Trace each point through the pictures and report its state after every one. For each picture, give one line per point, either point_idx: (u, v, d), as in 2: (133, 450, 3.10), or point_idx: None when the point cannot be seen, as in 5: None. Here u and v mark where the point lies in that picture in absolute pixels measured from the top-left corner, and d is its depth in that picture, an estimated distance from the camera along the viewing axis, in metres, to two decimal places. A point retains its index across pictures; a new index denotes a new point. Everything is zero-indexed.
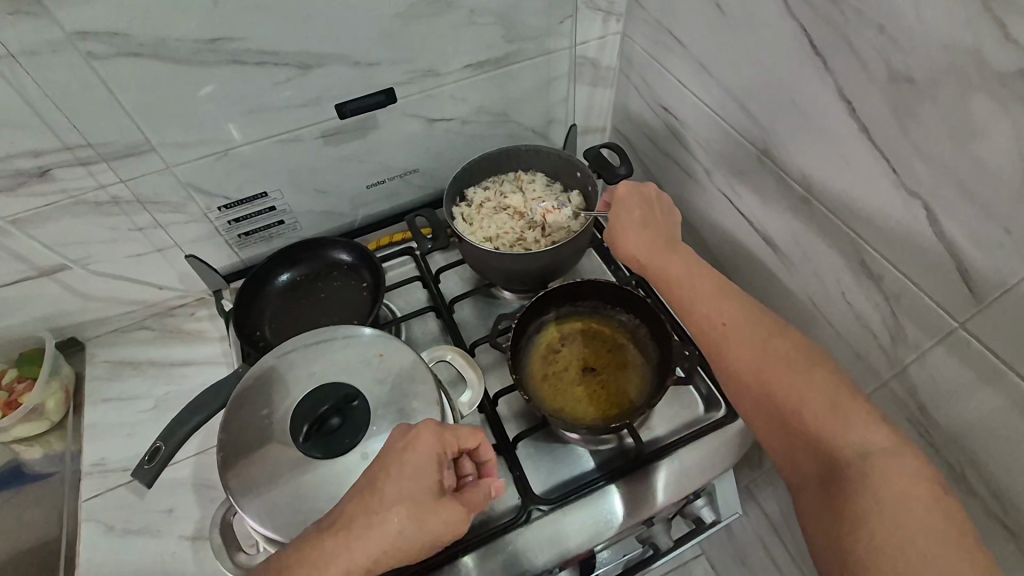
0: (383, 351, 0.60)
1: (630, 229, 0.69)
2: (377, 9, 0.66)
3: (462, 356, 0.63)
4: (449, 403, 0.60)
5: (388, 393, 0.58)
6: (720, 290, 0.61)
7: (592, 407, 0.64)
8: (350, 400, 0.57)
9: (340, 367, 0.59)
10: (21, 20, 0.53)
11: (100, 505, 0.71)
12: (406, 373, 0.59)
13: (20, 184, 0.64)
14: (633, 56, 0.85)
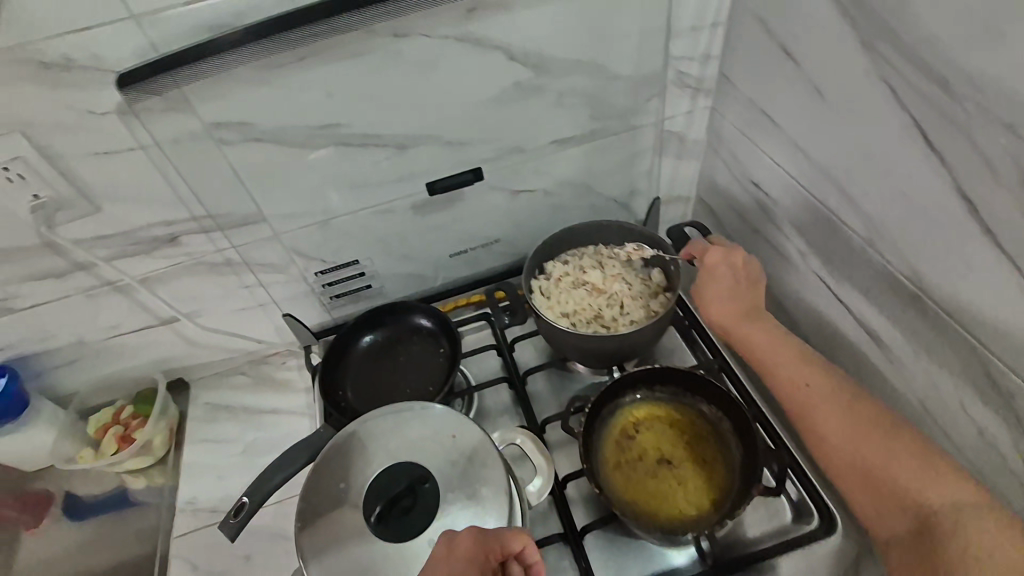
0: (457, 432, 0.61)
1: (715, 292, 0.71)
2: (472, 95, 0.70)
3: (534, 442, 0.62)
4: (517, 491, 0.59)
5: (460, 475, 0.58)
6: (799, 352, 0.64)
7: (669, 503, 0.60)
8: (423, 482, 0.57)
9: (416, 444, 0.60)
10: (172, 114, 0.61)
11: (188, 544, 0.76)
12: (477, 457, 0.59)
13: (154, 248, 0.73)
14: (722, 131, 0.83)
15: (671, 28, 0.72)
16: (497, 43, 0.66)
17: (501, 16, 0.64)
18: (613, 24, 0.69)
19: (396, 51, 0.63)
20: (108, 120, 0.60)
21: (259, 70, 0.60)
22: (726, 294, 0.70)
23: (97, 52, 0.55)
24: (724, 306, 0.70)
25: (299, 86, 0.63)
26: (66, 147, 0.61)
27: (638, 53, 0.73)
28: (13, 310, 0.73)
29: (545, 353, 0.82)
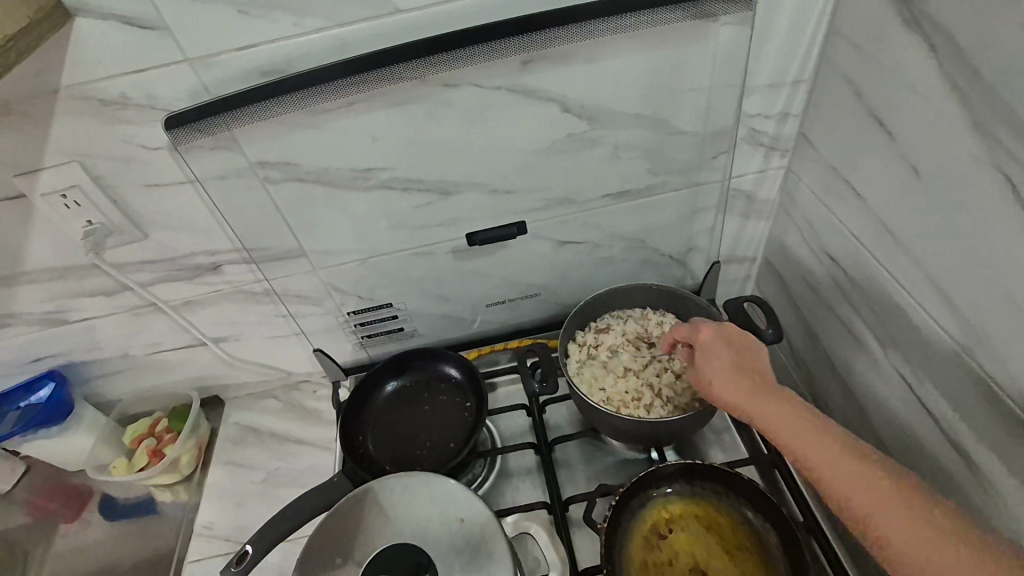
0: (466, 516, 0.56)
1: (712, 367, 0.58)
2: (521, 144, 0.67)
3: (548, 535, 0.58)
4: None
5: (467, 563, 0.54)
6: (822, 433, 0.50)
7: None
8: (422, 570, 0.53)
9: (424, 521, 0.56)
10: (219, 152, 0.61)
11: (200, 571, 0.77)
12: (485, 546, 0.54)
13: (197, 275, 0.74)
14: (797, 195, 0.75)
15: (745, 84, 0.66)
16: (552, 94, 0.63)
17: (557, 67, 0.60)
18: (679, 79, 0.64)
19: (444, 99, 0.61)
20: (159, 155, 0.61)
21: (305, 114, 0.59)
22: (726, 368, 0.57)
23: (151, 92, 0.56)
24: (721, 378, 0.57)
25: (344, 129, 0.62)
26: (119, 178, 0.62)
27: (706, 109, 0.67)
28: (65, 322, 0.77)
29: (577, 419, 0.76)
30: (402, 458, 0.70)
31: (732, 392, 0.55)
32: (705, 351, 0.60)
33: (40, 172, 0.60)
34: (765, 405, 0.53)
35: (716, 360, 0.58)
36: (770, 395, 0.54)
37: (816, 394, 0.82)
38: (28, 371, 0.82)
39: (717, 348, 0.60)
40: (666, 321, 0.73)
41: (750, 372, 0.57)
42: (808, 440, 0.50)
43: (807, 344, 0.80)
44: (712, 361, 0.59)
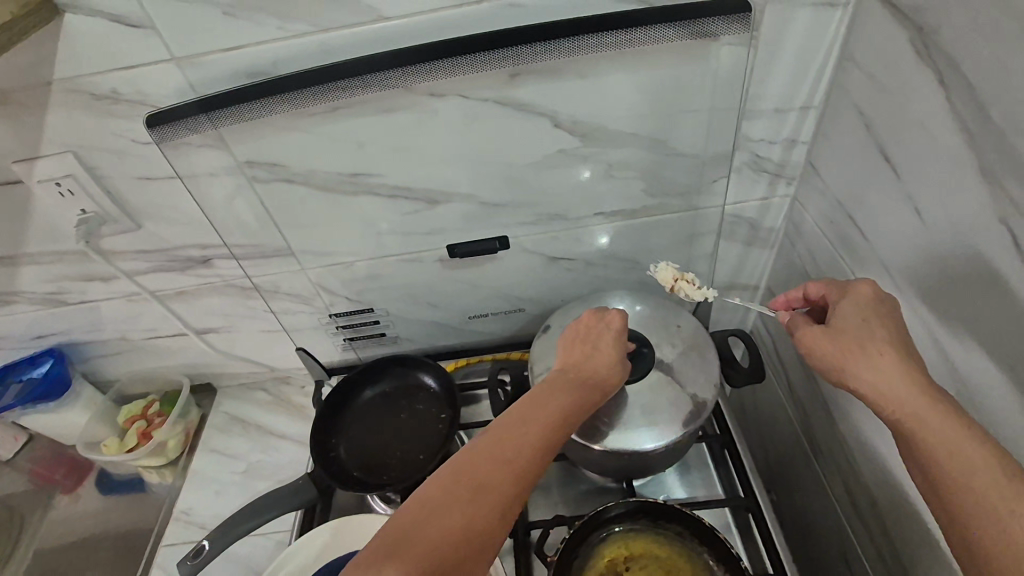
0: (682, 323, 0.68)
1: (843, 316, 0.51)
2: (509, 158, 0.65)
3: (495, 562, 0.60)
4: None
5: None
6: (914, 373, 0.45)
7: None
8: (641, 346, 0.64)
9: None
10: (208, 149, 0.62)
11: (173, 555, 0.78)
12: (697, 344, 0.65)
13: (189, 267, 0.75)
14: (802, 226, 0.71)
15: (748, 108, 0.63)
16: (542, 109, 0.61)
17: (547, 81, 0.58)
18: (676, 99, 0.61)
19: (430, 108, 0.60)
20: (149, 150, 0.62)
21: (289, 117, 0.59)
22: (863, 323, 0.49)
23: (141, 89, 0.57)
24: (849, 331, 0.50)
25: (329, 133, 0.61)
26: (111, 170, 0.63)
27: (707, 131, 0.64)
28: (66, 304, 0.79)
29: None
30: (371, 466, 0.70)
31: (858, 351, 0.48)
32: (847, 304, 0.52)
33: (37, 160, 0.61)
34: (866, 349, 0.48)
35: (858, 317, 0.50)
36: (908, 355, 0.47)
37: (810, 436, 0.77)
38: (30, 346, 0.85)
39: (871, 303, 0.51)
40: (682, 278, 0.73)
41: (912, 351, 0.47)
42: (901, 389, 0.45)
43: (803, 382, 0.76)
44: (851, 320, 0.50)
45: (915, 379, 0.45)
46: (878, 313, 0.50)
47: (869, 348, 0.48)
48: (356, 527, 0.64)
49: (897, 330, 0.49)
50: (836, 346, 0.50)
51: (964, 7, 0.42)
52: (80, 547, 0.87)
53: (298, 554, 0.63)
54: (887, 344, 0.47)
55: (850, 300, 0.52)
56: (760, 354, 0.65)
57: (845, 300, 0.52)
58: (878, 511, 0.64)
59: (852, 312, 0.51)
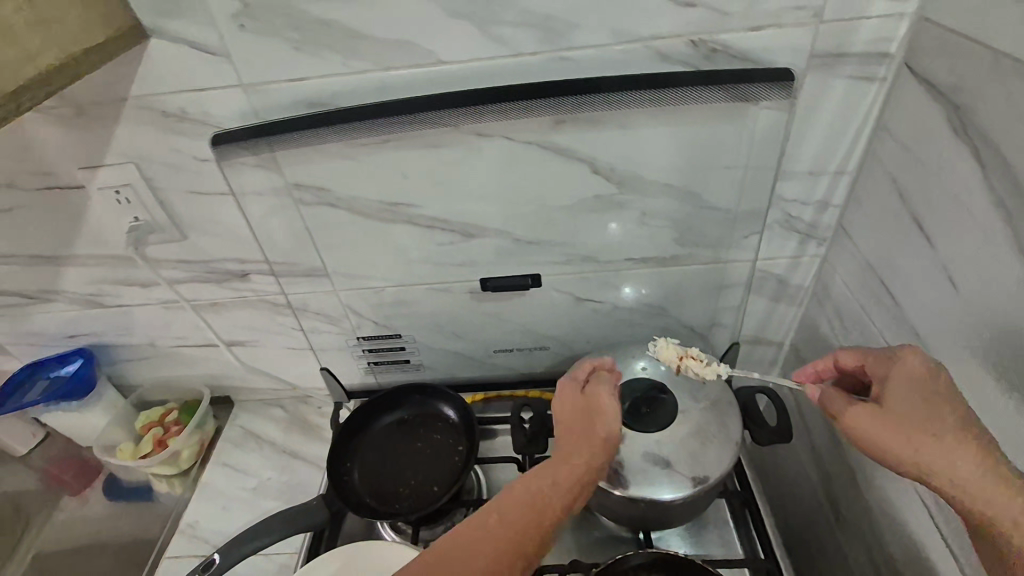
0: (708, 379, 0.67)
1: (893, 392, 0.50)
2: (546, 199, 0.67)
3: None
4: None
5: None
6: (981, 455, 0.43)
7: None
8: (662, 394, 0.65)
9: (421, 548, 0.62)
10: (261, 171, 0.65)
11: (176, 568, 0.77)
12: (724, 401, 0.65)
13: (226, 280, 0.78)
14: (831, 286, 0.71)
15: (782, 169, 0.64)
16: (582, 155, 0.63)
17: (589, 130, 0.61)
18: (712, 156, 0.63)
19: (476, 147, 0.63)
20: (206, 166, 0.65)
21: (341, 146, 0.62)
22: (921, 403, 0.47)
23: (207, 110, 0.60)
24: (903, 413, 0.48)
25: (377, 163, 0.64)
26: (167, 183, 0.66)
27: (740, 188, 0.65)
28: (103, 306, 0.81)
29: None
30: (384, 493, 0.69)
31: (917, 437, 0.46)
32: (898, 382, 0.50)
33: (100, 168, 0.65)
34: (924, 435, 0.46)
35: (911, 395, 0.48)
36: (974, 432, 0.45)
37: (832, 502, 0.76)
38: (62, 345, 0.87)
39: (925, 377, 0.49)
40: (686, 357, 0.66)
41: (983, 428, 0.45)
42: (972, 476, 0.43)
43: (825, 444, 0.75)
44: (908, 400, 0.48)
45: (988, 463, 0.43)
46: (929, 386, 0.48)
47: (930, 433, 0.46)
48: (376, 549, 0.63)
49: (959, 403, 0.47)
50: (893, 430, 0.48)
51: (1002, 92, 0.43)
52: (88, 550, 0.88)
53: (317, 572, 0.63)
54: (947, 425, 0.45)
55: (899, 376, 0.50)
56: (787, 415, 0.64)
57: (894, 378, 0.50)
58: None
59: (906, 392, 0.49)
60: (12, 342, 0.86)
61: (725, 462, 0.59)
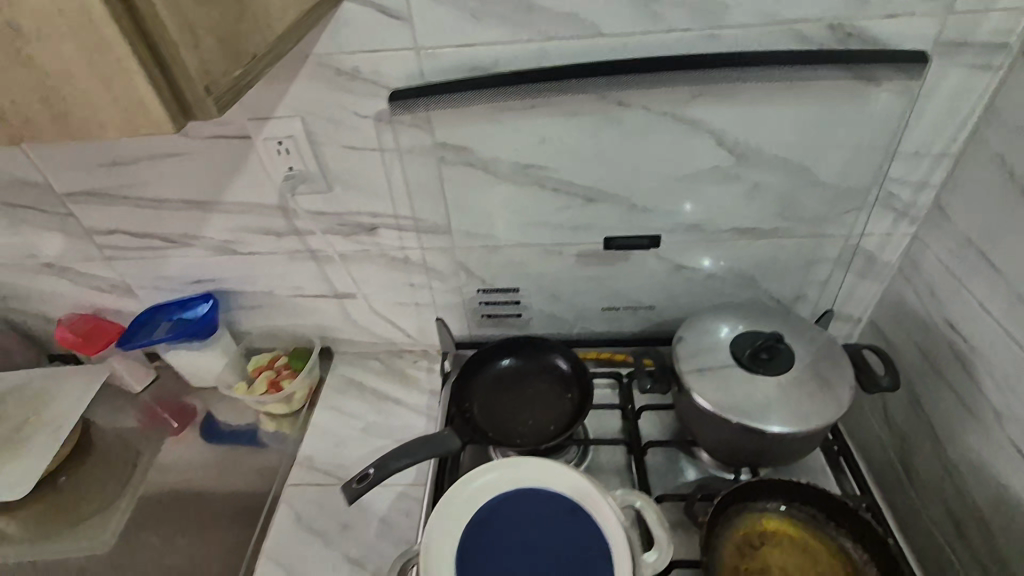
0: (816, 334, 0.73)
1: None
2: (668, 168, 0.73)
3: (656, 514, 0.57)
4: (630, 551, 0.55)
5: (606, 519, 0.57)
6: None
7: None
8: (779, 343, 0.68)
9: (578, 476, 0.60)
10: (413, 129, 0.71)
11: (298, 495, 0.84)
12: (835, 354, 0.70)
13: (355, 233, 0.84)
14: (922, 262, 0.77)
15: (892, 151, 0.70)
16: (711, 127, 0.69)
17: (722, 104, 0.67)
18: (828, 133, 0.69)
19: (616, 116, 0.69)
20: (364, 123, 0.71)
21: (493, 109, 0.69)
22: None
23: (379, 69, 0.66)
24: None
25: (522, 127, 0.70)
26: (325, 137, 0.73)
27: (850, 165, 0.72)
28: (234, 253, 0.88)
29: (671, 431, 0.81)
30: (504, 430, 0.76)
31: None
32: None
33: (268, 120, 0.71)
34: None
35: None
36: None
37: (908, 466, 0.82)
38: (188, 290, 0.93)
39: None
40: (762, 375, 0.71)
41: None
42: None
43: (906, 412, 0.82)
44: None
45: None
46: None
47: None
48: (526, 470, 0.62)
49: None
50: None
51: None
52: (198, 486, 0.91)
53: (464, 488, 0.61)
54: None
55: None
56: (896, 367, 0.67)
57: None
58: (989, 530, 0.68)
59: None
60: (142, 284, 0.93)
61: (840, 406, 0.65)
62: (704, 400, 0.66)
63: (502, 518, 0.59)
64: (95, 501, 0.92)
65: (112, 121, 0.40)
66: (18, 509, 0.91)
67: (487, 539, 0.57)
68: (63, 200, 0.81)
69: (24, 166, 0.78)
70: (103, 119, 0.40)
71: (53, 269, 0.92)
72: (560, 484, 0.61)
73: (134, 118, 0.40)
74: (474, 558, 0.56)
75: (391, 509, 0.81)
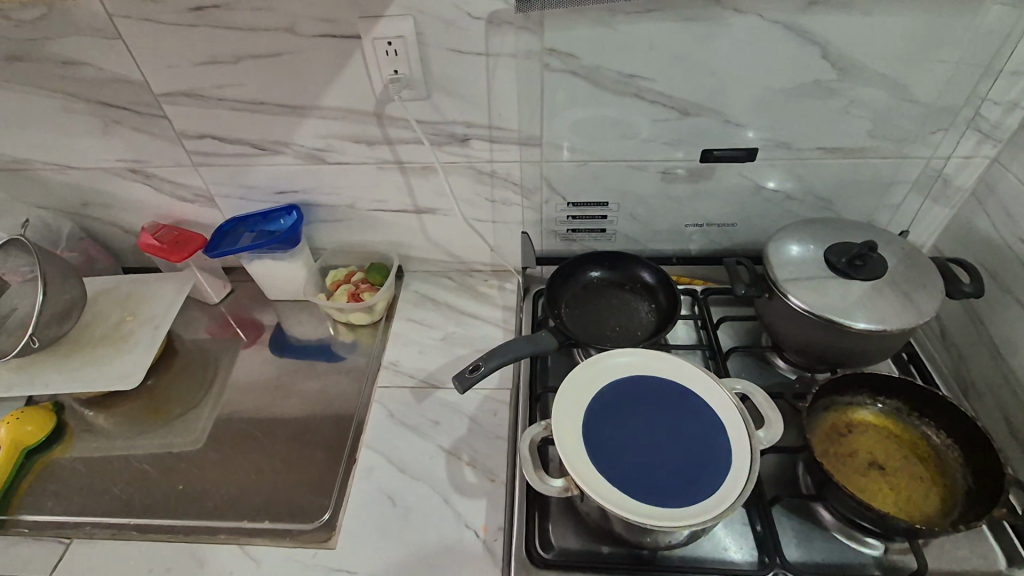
0: (905, 246, 0.76)
1: None
2: (770, 80, 0.75)
3: (764, 395, 0.62)
4: (746, 426, 0.59)
5: (717, 399, 0.62)
6: None
7: (886, 500, 0.61)
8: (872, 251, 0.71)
9: (684, 365, 0.65)
10: (523, 33, 0.72)
11: (388, 395, 0.88)
12: (924, 263, 0.73)
13: (446, 143, 0.85)
14: (999, 184, 0.80)
15: (991, 67, 0.72)
16: (819, 39, 0.70)
17: (836, 14, 0.68)
18: (931, 46, 0.71)
19: (727, 23, 0.70)
20: (475, 25, 0.72)
21: (608, 13, 0.69)
22: None
23: None
24: None
25: (632, 32, 0.71)
26: (434, 39, 0.73)
27: (946, 82, 0.74)
28: (323, 162, 0.89)
29: (745, 341, 0.85)
30: (595, 334, 0.80)
31: None
32: None
33: (380, 19, 0.71)
34: None
35: None
36: None
37: (960, 379, 0.87)
38: (271, 200, 0.95)
39: None
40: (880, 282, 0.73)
41: None
42: None
43: (963, 328, 0.87)
44: None
45: None
46: None
47: None
48: (635, 359, 0.66)
49: None
50: None
51: None
52: (279, 390, 0.94)
53: (582, 372, 0.65)
54: None
55: None
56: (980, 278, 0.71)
57: None
58: None
59: None
60: (225, 194, 0.94)
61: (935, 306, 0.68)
62: (798, 301, 0.70)
63: (614, 400, 0.63)
64: (188, 402, 0.94)
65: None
66: (115, 405, 0.94)
67: (607, 416, 0.61)
68: (159, 100, 0.82)
69: (124, 62, 0.77)
70: None
71: (138, 176, 0.93)
72: (668, 372, 0.65)
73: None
74: (597, 431, 0.60)
75: (480, 408, 0.85)
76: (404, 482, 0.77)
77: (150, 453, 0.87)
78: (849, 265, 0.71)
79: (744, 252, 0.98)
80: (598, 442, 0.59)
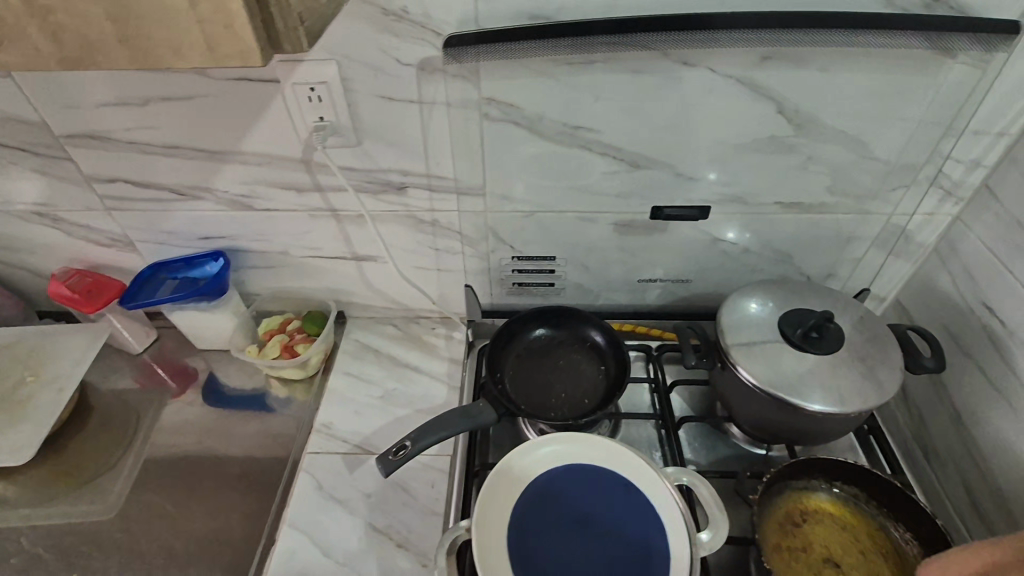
0: (865, 313, 0.72)
1: None
2: (723, 134, 0.70)
3: (711, 491, 0.58)
4: (688, 530, 0.56)
5: (661, 496, 0.59)
6: None
7: None
8: (828, 322, 0.67)
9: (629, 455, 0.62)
10: (459, 81, 0.66)
11: (317, 462, 0.80)
12: (883, 334, 0.69)
13: (383, 191, 0.79)
14: (961, 245, 0.76)
15: (952, 127, 0.69)
16: (773, 94, 0.66)
17: (791, 69, 0.64)
18: (893, 103, 0.67)
19: (677, 75, 0.65)
20: (405, 72, 0.66)
21: (548, 62, 0.64)
22: None
23: (429, 12, 0.61)
24: None
25: (577, 83, 0.66)
26: (361, 85, 0.67)
27: (907, 141, 0.70)
28: (248, 207, 0.82)
29: (700, 406, 0.81)
30: (537, 402, 0.74)
31: None
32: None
33: (301, 63, 0.65)
34: None
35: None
36: None
37: (922, 445, 0.83)
38: (194, 246, 0.88)
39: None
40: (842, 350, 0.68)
41: None
42: None
43: (925, 390, 0.83)
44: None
45: None
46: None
47: None
48: (579, 450, 0.63)
49: None
50: None
51: None
52: (198, 454, 0.85)
53: (516, 462, 0.62)
54: None
55: None
56: (941, 349, 0.69)
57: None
58: (1007, 510, 0.69)
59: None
60: (144, 239, 0.87)
61: (895, 383, 0.64)
62: (750, 374, 0.65)
63: (550, 495, 0.61)
64: (99, 466, 0.85)
65: (189, 45, 0.36)
66: (17, 472, 0.84)
67: (541, 514, 0.59)
68: (61, 142, 0.74)
69: (18, 101, 0.70)
70: (179, 41, 0.36)
71: (46, 219, 0.84)
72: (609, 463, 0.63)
73: (216, 43, 0.36)
74: (528, 531, 0.58)
75: (416, 479, 0.78)
76: (326, 568, 0.70)
77: (47, 533, 0.78)
78: (806, 336, 0.67)
79: (703, 304, 0.93)
80: (531, 547, 0.57)
